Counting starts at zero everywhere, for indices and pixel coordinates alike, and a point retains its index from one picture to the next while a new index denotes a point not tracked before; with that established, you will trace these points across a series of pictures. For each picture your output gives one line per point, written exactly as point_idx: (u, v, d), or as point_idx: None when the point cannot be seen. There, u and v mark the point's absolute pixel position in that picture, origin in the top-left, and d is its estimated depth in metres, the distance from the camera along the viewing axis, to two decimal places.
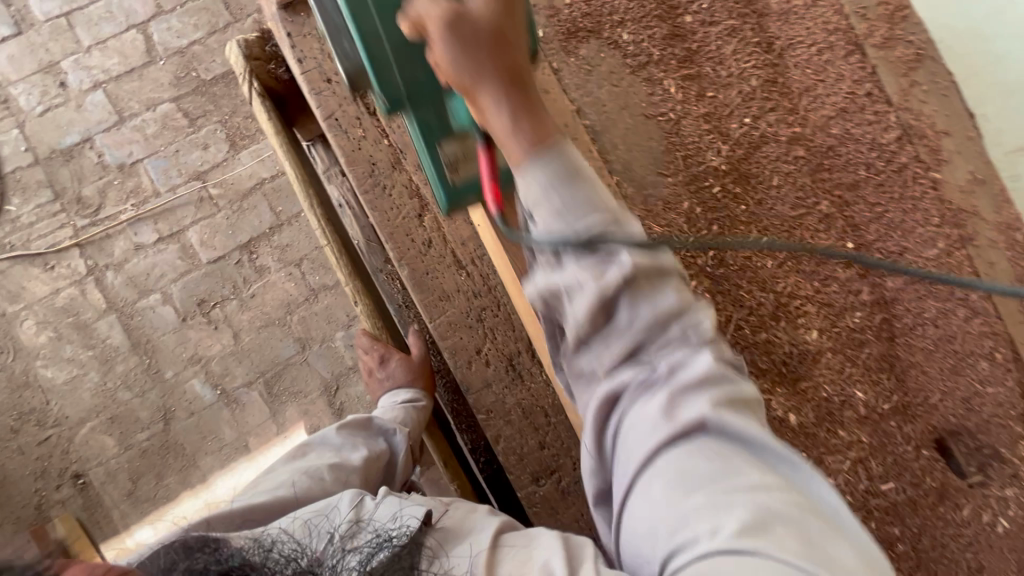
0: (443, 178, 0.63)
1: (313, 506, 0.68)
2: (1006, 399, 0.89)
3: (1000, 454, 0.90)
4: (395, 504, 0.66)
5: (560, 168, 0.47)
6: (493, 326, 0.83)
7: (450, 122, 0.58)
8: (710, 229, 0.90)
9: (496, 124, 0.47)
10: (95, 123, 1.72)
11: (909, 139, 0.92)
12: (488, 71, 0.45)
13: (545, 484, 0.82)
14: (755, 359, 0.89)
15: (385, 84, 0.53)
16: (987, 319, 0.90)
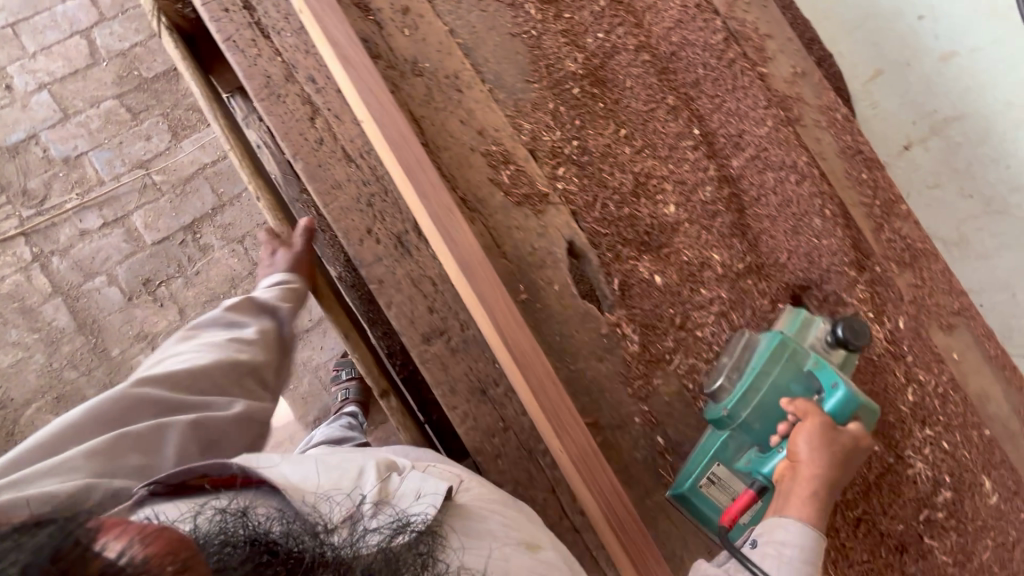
0: (698, 480, 0.90)
1: (336, 471, 0.70)
2: (839, 248, 1.02)
3: (842, 300, 1.02)
4: (418, 480, 0.71)
5: (806, 538, 0.78)
6: (383, 209, 0.94)
7: (736, 462, 0.90)
8: (574, 123, 1.04)
9: (800, 487, 0.80)
10: (40, 120, 1.83)
11: (736, 41, 1.09)
12: (823, 465, 0.80)
13: (434, 344, 0.91)
14: (620, 231, 1.01)
15: (742, 400, 0.89)
16: (815, 182, 1.04)
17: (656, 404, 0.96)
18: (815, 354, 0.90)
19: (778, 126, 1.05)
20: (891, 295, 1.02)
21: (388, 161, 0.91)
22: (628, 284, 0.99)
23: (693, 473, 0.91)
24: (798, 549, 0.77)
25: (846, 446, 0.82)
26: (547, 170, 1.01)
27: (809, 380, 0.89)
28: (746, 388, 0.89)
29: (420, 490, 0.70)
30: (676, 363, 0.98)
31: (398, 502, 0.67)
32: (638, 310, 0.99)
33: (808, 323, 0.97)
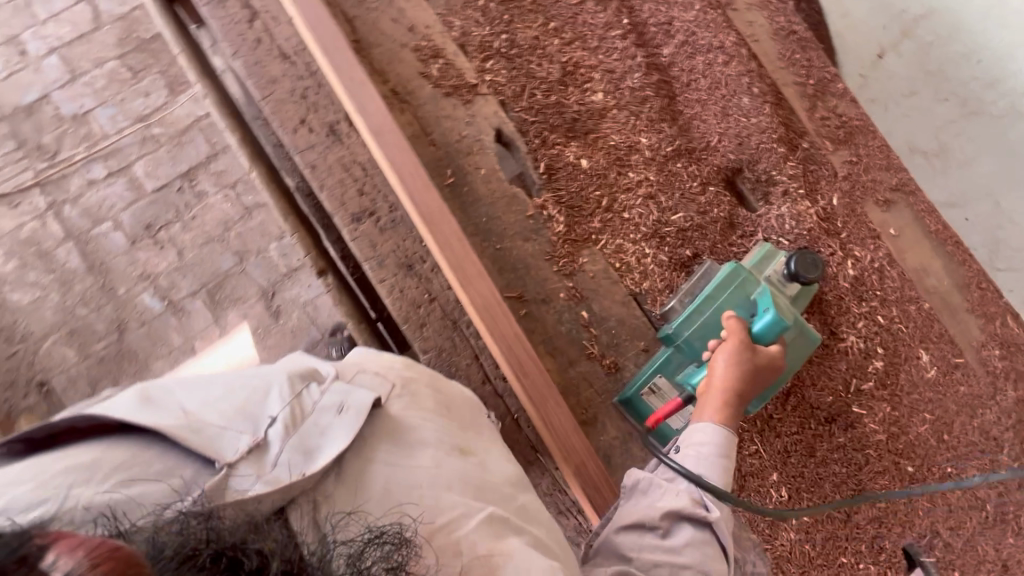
0: (639, 389, 0.92)
1: (240, 391, 0.53)
2: (768, 126, 1.03)
3: (774, 179, 1.03)
4: (339, 390, 0.55)
5: (720, 441, 0.75)
6: (316, 101, 1.00)
7: (680, 378, 0.91)
8: (503, 17, 1.06)
9: (711, 393, 0.79)
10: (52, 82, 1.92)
11: None
12: (733, 375, 0.79)
13: (364, 223, 0.96)
14: (547, 118, 1.04)
15: (686, 320, 0.90)
16: (743, 62, 1.05)
17: (581, 282, 0.99)
18: (765, 283, 0.89)
19: (704, 12, 1.07)
20: (824, 172, 1.02)
21: (318, 49, 0.96)
22: (555, 168, 1.02)
23: (635, 386, 0.93)
24: (705, 448, 0.75)
25: (778, 366, 0.82)
26: (475, 64, 1.05)
27: (751, 306, 0.88)
28: (691, 310, 0.90)
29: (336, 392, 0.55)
30: (603, 243, 1.01)
31: (317, 420, 0.52)
32: (565, 192, 1.01)
33: (772, 257, 0.95)
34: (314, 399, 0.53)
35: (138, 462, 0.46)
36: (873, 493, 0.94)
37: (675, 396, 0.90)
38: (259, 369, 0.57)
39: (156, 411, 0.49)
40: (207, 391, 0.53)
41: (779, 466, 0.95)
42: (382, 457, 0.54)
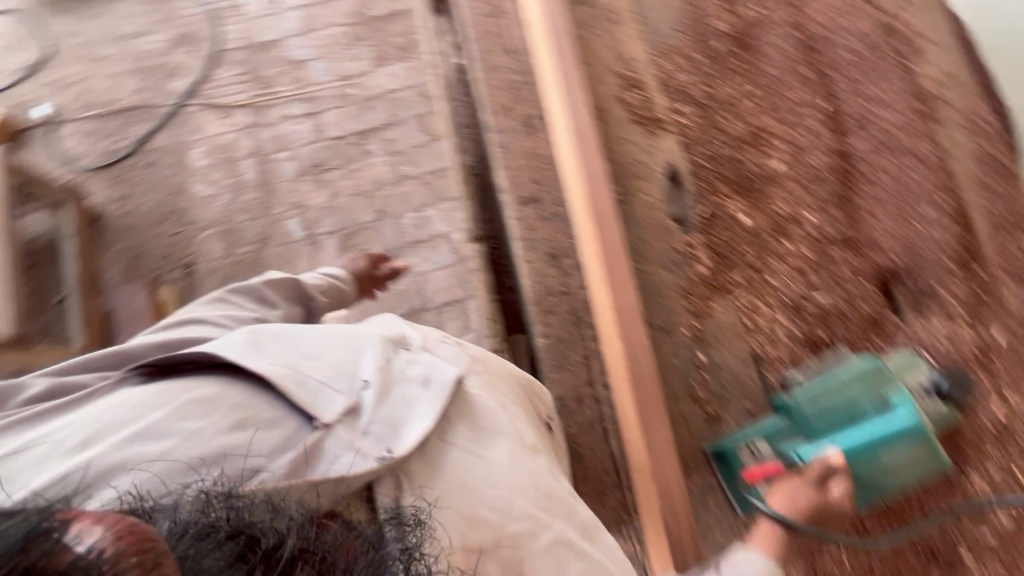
0: (740, 442, 0.90)
1: (335, 349, 0.57)
2: (945, 242, 1.02)
3: (933, 293, 1.01)
4: (427, 362, 0.59)
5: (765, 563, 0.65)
6: (525, 94, 1.13)
7: (785, 447, 0.87)
8: (707, 70, 1.15)
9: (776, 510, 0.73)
10: None
11: (891, 37, 1.14)
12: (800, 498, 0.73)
13: (529, 208, 1.06)
14: (722, 170, 1.09)
15: (810, 396, 0.87)
16: (937, 173, 1.05)
17: (707, 325, 1.01)
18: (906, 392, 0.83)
19: (907, 117, 1.09)
20: (992, 304, 0.99)
21: (544, 39, 1.06)
22: (713, 214, 1.06)
23: (737, 438, 0.91)
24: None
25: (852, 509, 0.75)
26: (670, 103, 1.14)
27: (880, 406, 0.84)
28: (822, 388, 0.87)
29: (418, 366, 0.58)
30: (739, 297, 1.02)
31: (399, 390, 0.55)
32: (716, 238, 1.05)
33: (913, 364, 0.90)
34: (397, 370, 0.57)
35: (244, 409, 0.49)
36: None
37: (774, 459, 0.85)
38: (355, 329, 0.61)
39: (263, 355, 0.54)
40: (305, 343, 0.57)
41: None
42: (455, 439, 0.55)
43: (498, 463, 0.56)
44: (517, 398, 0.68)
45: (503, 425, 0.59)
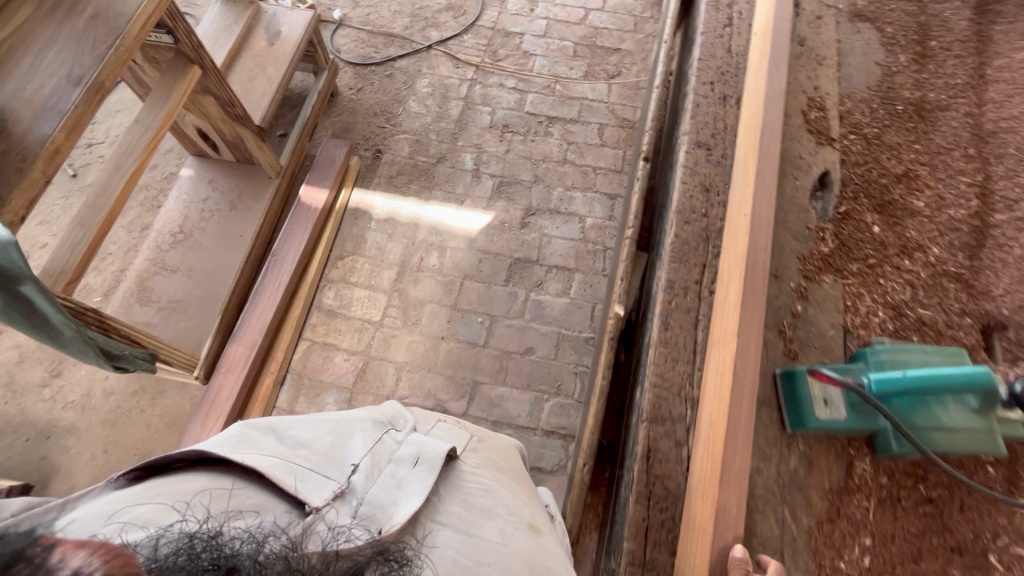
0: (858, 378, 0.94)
1: (319, 452, 0.84)
2: None
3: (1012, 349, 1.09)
4: (419, 446, 0.88)
5: None
6: (727, 77, 1.39)
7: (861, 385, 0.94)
8: (884, 120, 1.36)
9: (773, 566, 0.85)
10: (532, 31, 2.87)
11: None
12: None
13: (700, 149, 1.29)
14: (869, 188, 1.26)
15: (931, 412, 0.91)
16: None
17: (812, 289, 1.15)
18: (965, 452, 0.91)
19: None
20: None
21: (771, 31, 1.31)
22: (850, 215, 1.23)
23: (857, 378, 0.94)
24: None
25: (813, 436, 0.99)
26: (843, 129, 1.35)
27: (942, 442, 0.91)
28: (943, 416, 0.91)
29: (420, 454, 0.86)
30: (849, 281, 1.16)
31: (400, 477, 0.83)
32: (844, 232, 1.21)
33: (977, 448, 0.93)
34: (404, 455, 0.85)
35: (243, 499, 0.73)
36: None
37: (841, 397, 0.95)
38: (349, 421, 0.92)
39: (251, 444, 0.81)
40: (306, 433, 0.88)
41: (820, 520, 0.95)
42: (451, 520, 0.81)
43: (491, 538, 0.81)
44: (502, 470, 1.03)
45: (495, 513, 0.86)
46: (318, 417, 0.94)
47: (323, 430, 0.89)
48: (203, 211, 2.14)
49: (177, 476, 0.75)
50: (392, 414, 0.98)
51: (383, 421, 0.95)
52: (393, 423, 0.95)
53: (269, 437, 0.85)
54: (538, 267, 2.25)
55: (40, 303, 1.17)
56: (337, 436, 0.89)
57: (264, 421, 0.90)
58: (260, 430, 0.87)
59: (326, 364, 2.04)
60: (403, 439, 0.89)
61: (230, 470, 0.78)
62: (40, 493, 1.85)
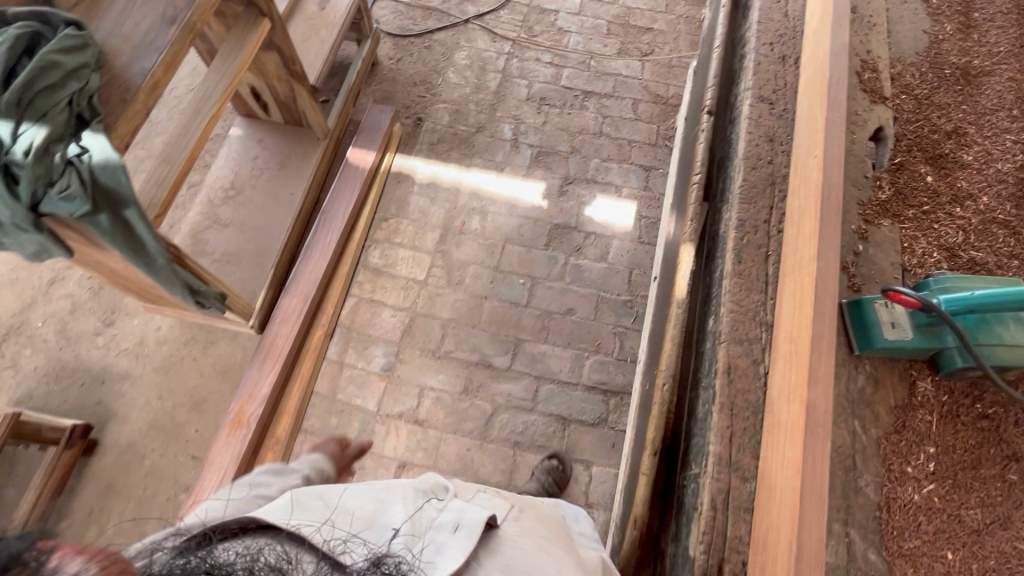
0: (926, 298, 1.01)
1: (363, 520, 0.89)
2: None
3: None
4: (459, 512, 0.92)
5: None
6: (785, 38, 1.47)
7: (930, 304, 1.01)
8: (933, 82, 1.44)
9: None
10: (567, 9, 2.92)
11: None
12: None
13: (763, 103, 1.36)
14: (921, 143, 1.34)
15: (993, 326, 0.99)
16: None
17: (872, 231, 1.23)
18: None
19: None
20: None
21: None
22: (904, 167, 1.31)
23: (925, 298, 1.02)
24: None
25: (881, 357, 1.07)
26: (895, 89, 1.43)
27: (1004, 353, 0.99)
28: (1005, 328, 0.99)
29: (458, 522, 0.90)
30: (905, 225, 1.24)
31: (440, 541, 0.87)
32: (899, 182, 1.30)
33: None
34: (443, 522, 0.89)
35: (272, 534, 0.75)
36: (1017, 535, 0.94)
37: (909, 317, 1.02)
38: (391, 490, 0.98)
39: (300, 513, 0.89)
40: (351, 500, 0.93)
41: (887, 433, 1.03)
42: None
43: None
44: (556, 536, 1.04)
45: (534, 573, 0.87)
46: (365, 485, 0.99)
47: (367, 496, 0.95)
48: (254, 168, 2.19)
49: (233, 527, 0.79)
50: (433, 483, 1.03)
51: (424, 489, 1.00)
52: (434, 492, 1.00)
53: (319, 504, 0.92)
54: (576, 233, 2.32)
55: (141, 233, 1.24)
56: (379, 503, 0.94)
57: (315, 490, 0.95)
58: (310, 498, 0.94)
59: (374, 319, 2.10)
60: (443, 507, 0.94)
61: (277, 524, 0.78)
62: (97, 434, 1.90)
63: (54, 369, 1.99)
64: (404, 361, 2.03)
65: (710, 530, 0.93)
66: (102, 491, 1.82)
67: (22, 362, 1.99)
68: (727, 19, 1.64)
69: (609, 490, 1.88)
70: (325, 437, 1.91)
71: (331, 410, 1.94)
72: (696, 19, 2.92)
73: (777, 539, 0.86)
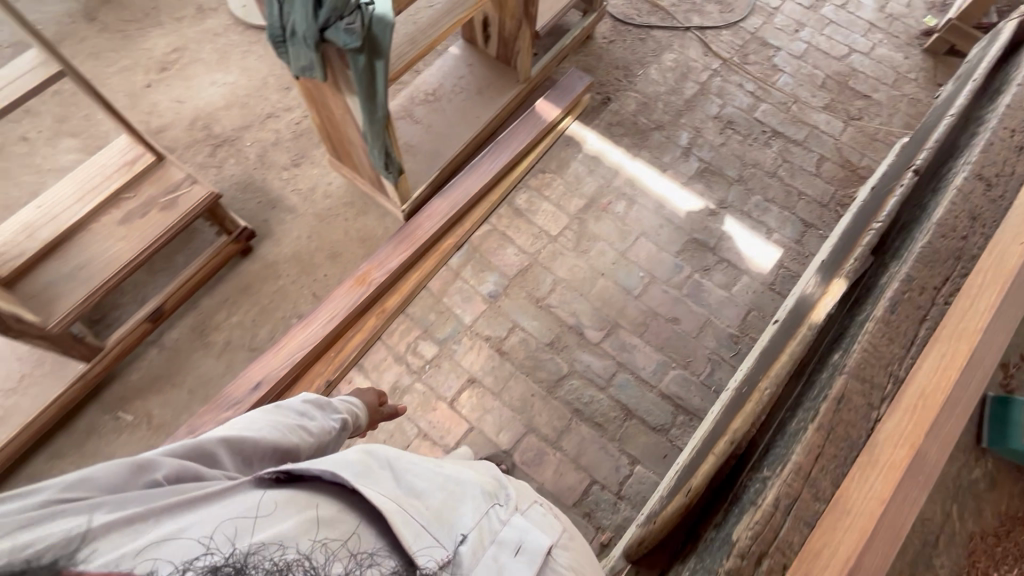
0: None
1: (429, 512, 0.83)
2: None
3: None
4: (521, 533, 0.86)
5: None
6: None
7: None
8: None
9: None
10: (789, 51, 2.88)
11: None
12: None
13: (985, 178, 1.27)
14: None
15: None
16: None
17: None
18: None
19: None
20: None
21: None
22: None
23: None
24: None
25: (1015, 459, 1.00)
26: None
27: None
28: None
29: (523, 543, 0.84)
30: None
31: (503, 563, 0.81)
32: None
33: None
34: (507, 541, 0.84)
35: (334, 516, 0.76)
36: None
37: None
38: (461, 481, 0.92)
39: (369, 482, 0.81)
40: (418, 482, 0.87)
41: (987, 535, 0.97)
42: None
43: None
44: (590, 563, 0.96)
45: None
46: (433, 463, 0.94)
47: (437, 483, 0.89)
48: (456, 86, 2.43)
49: (301, 489, 0.77)
50: (496, 485, 0.96)
51: (489, 491, 0.93)
52: (497, 497, 0.93)
53: (387, 475, 0.85)
54: (711, 254, 2.32)
55: (379, 85, 1.47)
56: (449, 493, 0.88)
57: (383, 451, 0.89)
58: (380, 467, 0.85)
59: (498, 250, 2.26)
60: (507, 519, 0.87)
61: (348, 501, 0.79)
62: (254, 244, 2.24)
63: (245, 182, 2.38)
64: (509, 296, 2.17)
65: (763, 522, 0.93)
66: (240, 288, 2.16)
67: (226, 167, 2.40)
68: (972, 98, 1.56)
69: (643, 492, 1.87)
70: (419, 327, 2.10)
71: (432, 307, 2.14)
72: (922, 103, 2.74)
73: (838, 562, 0.82)
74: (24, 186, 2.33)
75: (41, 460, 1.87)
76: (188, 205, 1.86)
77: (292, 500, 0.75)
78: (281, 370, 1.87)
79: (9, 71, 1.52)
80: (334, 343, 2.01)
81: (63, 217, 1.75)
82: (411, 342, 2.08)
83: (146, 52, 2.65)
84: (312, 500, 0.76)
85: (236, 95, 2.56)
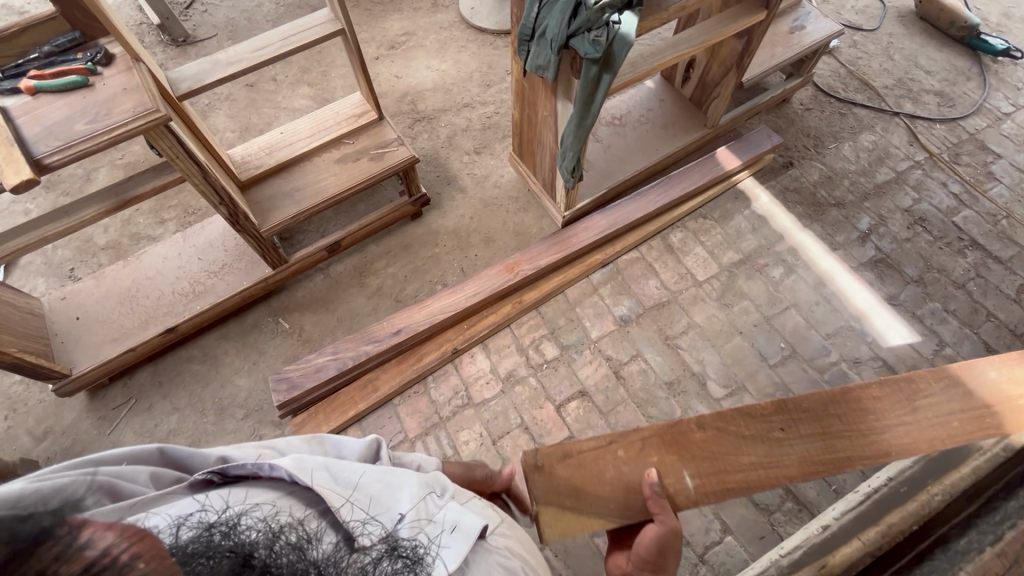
0: None
1: (363, 497, 0.78)
2: None
3: None
4: (457, 514, 0.80)
5: None
6: None
7: None
8: None
9: None
10: (1012, 162, 2.60)
11: None
12: None
13: None
14: None
15: None
16: None
17: None
18: None
19: None
20: None
21: None
22: None
23: None
24: None
25: None
26: None
27: None
28: None
29: (456, 525, 0.79)
30: None
31: (440, 543, 0.77)
32: None
33: None
34: (442, 522, 0.79)
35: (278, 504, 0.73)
36: None
37: None
38: (397, 472, 0.87)
39: (306, 470, 0.77)
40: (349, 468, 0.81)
41: None
42: None
43: None
44: None
45: None
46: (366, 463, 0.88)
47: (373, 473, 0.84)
48: (643, 116, 2.52)
49: (248, 489, 0.75)
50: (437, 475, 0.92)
51: (425, 480, 0.88)
52: (433, 485, 0.88)
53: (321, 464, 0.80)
54: (866, 347, 2.14)
55: (598, 96, 1.58)
56: (386, 481, 0.83)
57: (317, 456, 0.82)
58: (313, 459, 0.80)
59: (641, 279, 2.27)
60: (443, 505, 0.83)
61: (287, 492, 0.76)
62: (423, 210, 2.46)
63: (431, 156, 2.64)
64: (639, 324, 2.18)
65: None
66: (402, 245, 2.39)
67: (418, 140, 2.68)
68: None
69: (727, 563, 1.76)
70: (546, 326, 2.18)
71: (564, 313, 2.20)
72: None
73: None
74: (262, 116, 2.79)
75: (213, 340, 2.20)
76: (391, 161, 2.10)
77: (229, 493, 0.72)
78: (424, 325, 2.06)
79: (305, 22, 1.83)
80: (468, 318, 2.16)
81: (295, 143, 2.11)
82: (535, 339, 2.16)
83: (382, 30, 3.07)
84: (253, 492, 0.74)
85: (444, 82, 2.86)
